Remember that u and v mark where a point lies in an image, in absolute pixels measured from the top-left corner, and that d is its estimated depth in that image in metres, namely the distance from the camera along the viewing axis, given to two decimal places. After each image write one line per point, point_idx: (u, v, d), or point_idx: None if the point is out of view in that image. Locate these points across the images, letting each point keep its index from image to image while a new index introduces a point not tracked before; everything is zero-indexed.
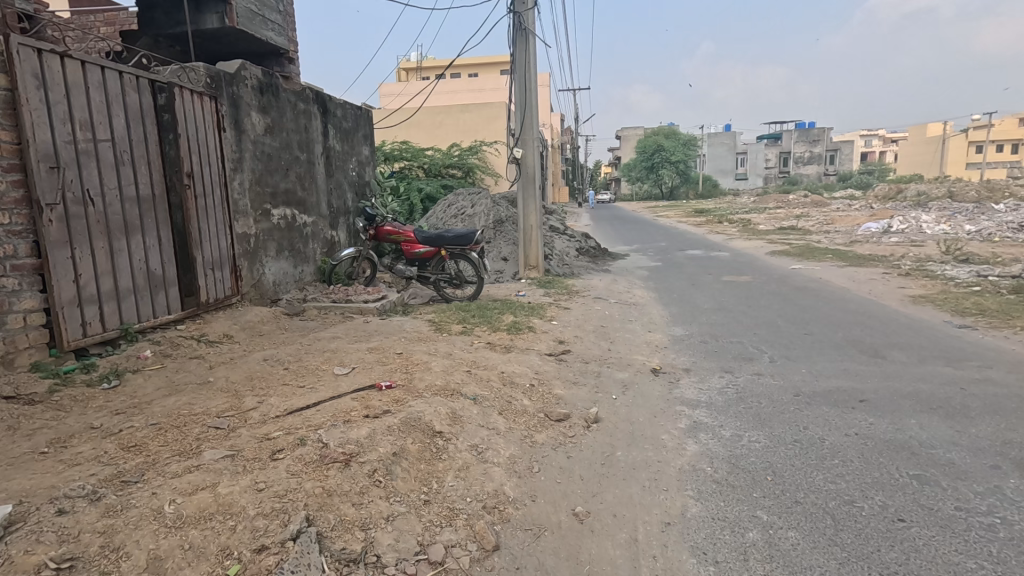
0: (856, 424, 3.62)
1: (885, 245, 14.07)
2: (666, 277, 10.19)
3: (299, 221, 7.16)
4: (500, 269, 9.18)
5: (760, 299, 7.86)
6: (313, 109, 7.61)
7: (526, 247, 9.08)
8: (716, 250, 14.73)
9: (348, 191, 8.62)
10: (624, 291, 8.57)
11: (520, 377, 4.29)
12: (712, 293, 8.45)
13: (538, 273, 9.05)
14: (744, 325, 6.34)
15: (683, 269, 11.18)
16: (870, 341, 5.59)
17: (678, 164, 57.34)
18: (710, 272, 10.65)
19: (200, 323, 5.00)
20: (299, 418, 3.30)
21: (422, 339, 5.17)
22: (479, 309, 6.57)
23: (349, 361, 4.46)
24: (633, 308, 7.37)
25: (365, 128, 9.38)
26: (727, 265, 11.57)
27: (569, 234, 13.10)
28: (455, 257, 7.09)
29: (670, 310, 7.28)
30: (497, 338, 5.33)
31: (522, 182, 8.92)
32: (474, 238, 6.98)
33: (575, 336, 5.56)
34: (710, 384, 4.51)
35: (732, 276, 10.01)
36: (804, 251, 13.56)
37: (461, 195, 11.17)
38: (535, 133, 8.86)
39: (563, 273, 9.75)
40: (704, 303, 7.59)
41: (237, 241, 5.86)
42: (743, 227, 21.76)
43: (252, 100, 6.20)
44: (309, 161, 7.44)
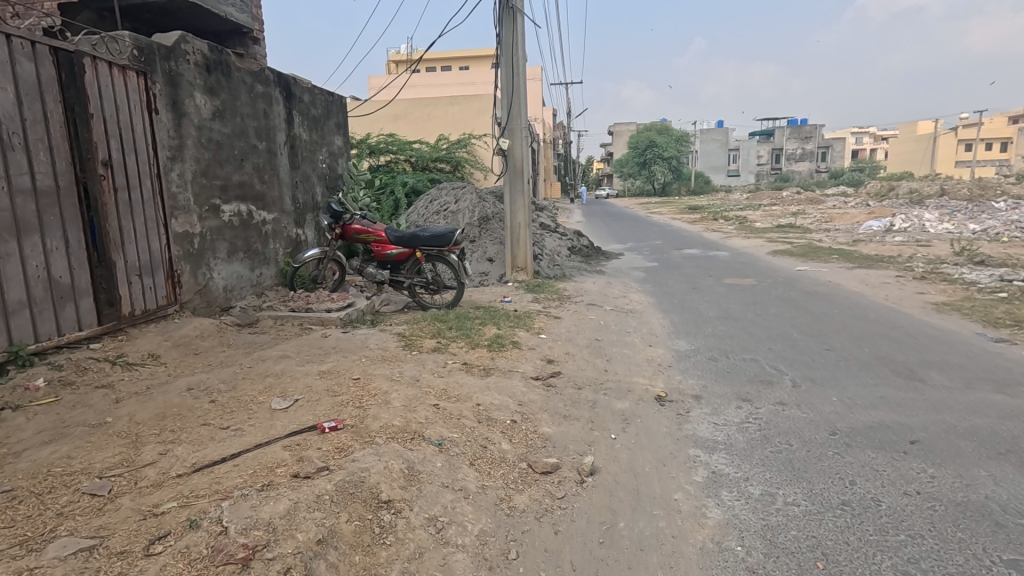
0: (914, 478, 2.91)
1: (890, 245, 13.43)
2: (664, 280, 9.48)
3: (257, 219, 6.35)
4: (485, 270, 8.42)
5: (769, 305, 7.17)
6: (275, 92, 6.79)
7: (513, 247, 8.33)
8: (714, 249, 14.06)
9: (317, 184, 7.80)
10: (620, 296, 7.83)
11: (498, 410, 3.55)
12: (715, 298, 7.74)
13: (527, 275, 8.32)
14: (756, 338, 5.63)
15: (682, 270, 10.47)
16: (902, 359, 4.88)
17: (671, 160, 56.74)
18: (710, 274, 9.94)
19: (121, 340, 4.21)
20: (206, 479, 2.54)
21: (387, 358, 4.40)
22: (457, 319, 5.81)
23: (293, 389, 3.69)
24: (631, 316, 6.63)
25: (339, 116, 8.55)
26: (728, 266, 10.85)
27: (561, 232, 12.34)
28: (432, 259, 6.32)
29: (671, 318, 6.56)
30: (475, 357, 4.58)
31: (509, 175, 8.16)
32: (453, 238, 6.20)
33: (566, 354, 4.83)
34: (727, 416, 3.78)
35: (735, 279, 9.30)
36: (807, 251, 12.89)
37: (445, 189, 10.39)
38: (523, 122, 8.09)
39: (554, 275, 9.01)
40: (709, 310, 6.87)
41: (175, 242, 5.05)
42: (740, 225, 21.11)
43: (196, 79, 5.39)
44: (270, 151, 6.63)
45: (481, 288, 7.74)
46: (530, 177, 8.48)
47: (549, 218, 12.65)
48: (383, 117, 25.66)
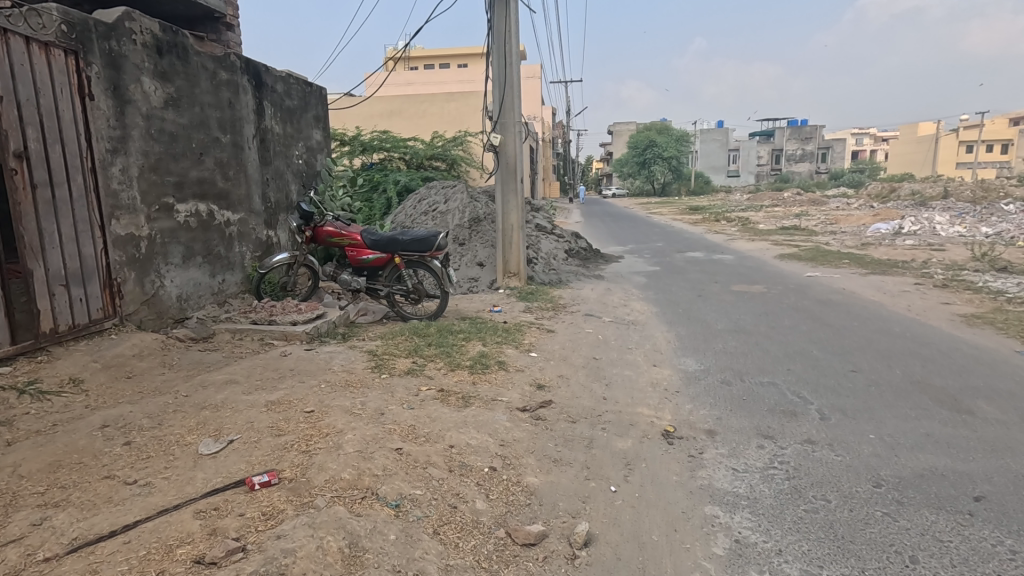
0: (991, 555, 2.31)
1: (902, 249, 12.85)
2: (667, 286, 8.88)
3: (219, 220, 5.74)
4: (474, 275, 7.82)
5: (783, 317, 6.57)
6: (243, 80, 6.17)
7: (505, 251, 7.73)
8: (718, 252, 13.46)
9: (292, 182, 7.19)
10: (620, 305, 7.24)
11: (475, 455, 2.95)
12: (723, 307, 7.14)
13: (519, 281, 7.72)
14: (772, 356, 5.03)
15: (686, 276, 9.86)
16: (942, 384, 4.28)
17: (671, 160, 56.19)
18: (717, 279, 9.34)
19: (38, 363, 3.61)
20: (79, 568, 1.94)
21: (351, 384, 3.80)
22: (439, 334, 5.21)
23: (229, 427, 3.09)
24: (632, 328, 6.04)
25: (318, 109, 7.93)
26: (735, 271, 10.25)
27: (558, 234, 11.73)
28: (412, 265, 5.70)
29: (676, 331, 5.97)
30: (454, 381, 3.98)
31: (501, 173, 7.55)
32: (436, 242, 5.58)
33: (559, 377, 4.23)
34: (748, 459, 3.19)
35: (743, 285, 8.71)
36: (816, 255, 12.30)
37: (434, 188, 9.77)
38: (517, 116, 7.49)
39: (550, 280, 8.41)
40: (717, 322, 6.28)
41: (115, 246, 4.45)
42: (743, 226, 20.50)
43: (145, 62, 4.78)
44: (236, 145, 6.02)
45: (470, 296, 7.13)
46: (523, 176, 7.88)
47: (545, 219, 12.02)
48: (378, 114, 25.03)
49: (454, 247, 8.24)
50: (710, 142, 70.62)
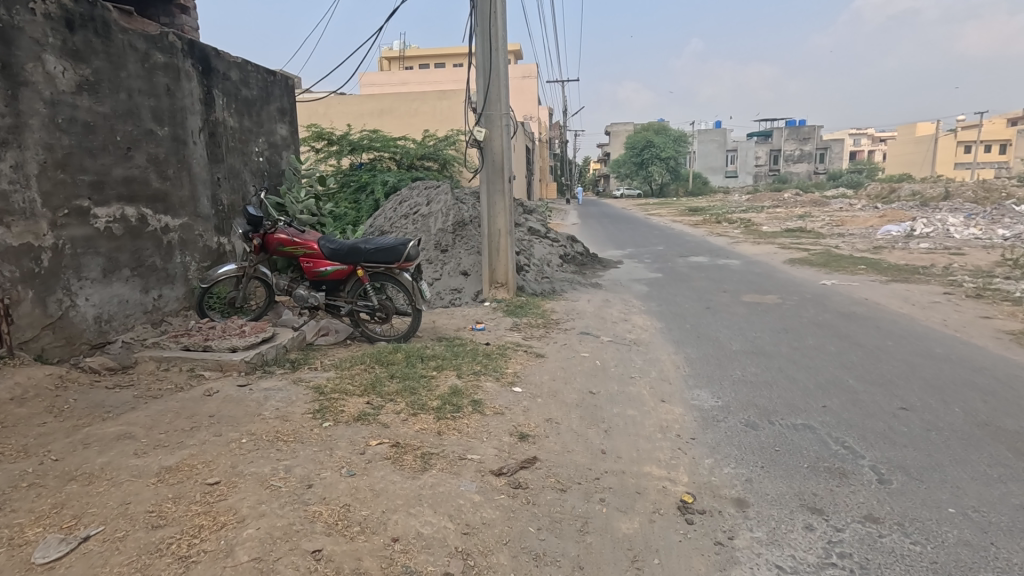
0: None
1: (917, 253, 12.08)
2: (669, 296, 8.08)
3: (153, 226, 4.92)
4: (457, 286, 7.02)
5: (806, 334, 5.77)
6: (186, 65, 5.36)
7: (492, 259, 6.93)
8: (723, 256, 12.67)
9: (250, 182, 6.36)
10: (620, 319, 6.43)
11: (426, 557, 2.15)
12: (735, 322, 6.34)
13: (507, 292, 6.93)
14: (800, 387, 4.24)
15: (691, 284, 9.07)
16: (1017, 429, 3.49)
17: (669, 160, 55.51)
18: (724, 287, 8.54)
19: None
20: None
21: (280, 438, 2.99)
22: (406, 361, 4.40)
23: (95, 510, 2.27)
24: (634, 349, 5.23)
25: (283, 100, 7.11)
26: (743, 278, 9.44)
27: (553, 238, 10.93)
28: (377, 279, 4.90)
29: (685, 353, 5.17)
30: (414, 431, 3.18)
31: (487, 173, 6.76)
32: (405, 252, 4.76)
33: (546, 422, 3.43)
34: (795, 549, 2.39)
35: (754, 295, 7.92)
36: (827, 259, 11.52)
37: (417, 188, 8.94)
38: (504, 108, 6.69)
39: (542, 290, 7.60)
40: (732, 342, 5.47)
41: (3, 259, 3.71)
42: (745, 228, 19.71)
43: (48, 37, 3.99)
44: (176, 139, 5.20)
45: (450, 311, 6.32)
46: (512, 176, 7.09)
47: (539, 222, 11.21)
48: (368, 113, 24.23)
49: (435, 254, 7.43)
50: (708, 143, 70.04)
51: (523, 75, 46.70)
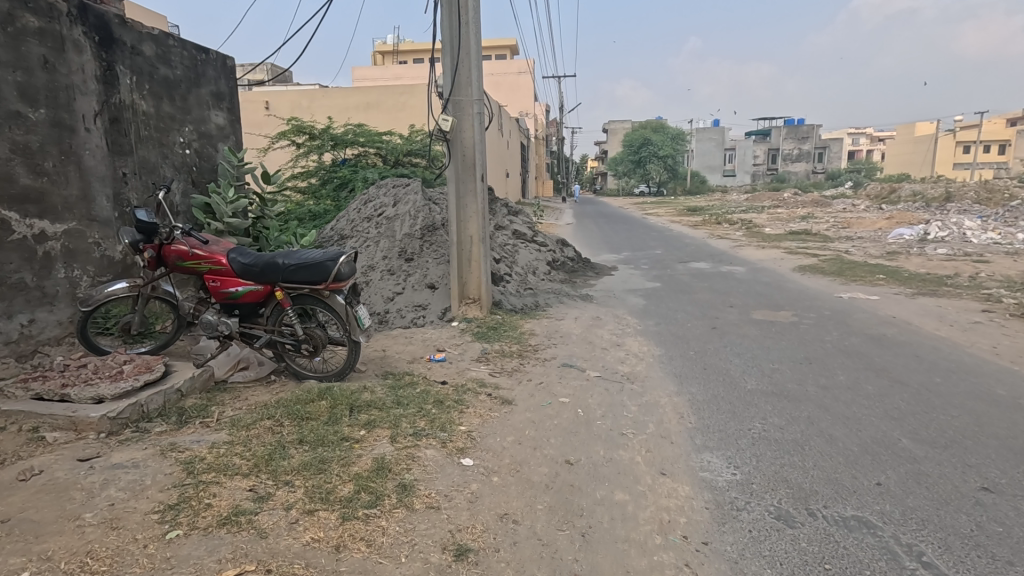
0: None
1: (937, 260, 11.09)
2: (667, 310, 7.09)
3: (21, 233, 3.91)
4: (422, 301, 6.01)
5: (834, 367, 4.78)
6: (74, 33, 4.34)
7: (462, 270, 5.92)
8: (726, 262, 11.68)
9: (171, 179, 5.33)
10: (611, 344, 5.43)
11: None
12: (746, 348, 5.36)
13: (479, 308, 5.93)
14: (841, 452, 3.25)
15: (693, 296, 8.08)
16: None
17: (666, 159, 54.58)
18: (730, 301, 7.55)
19: None
20: None
21: (87, 567, 1.98)
22: (330, 415, 3.38)
23: None
24: (626, 390, 4.23)
25: (220, 83, 6.08)
26: (751, 289, 8.45)
27: (540, 242, 9.92)
28: (302, 302, 3.88)
29: (690, 396, 4.17)
30: (301, 545, 2.18)
31: (455, 169, 5.73)
32: (337, 270, 3.73)
33: (499, 522, 2.43)
34: None
35: (765, 312, 6.92)
36: (840, 267, 10.53)
37: (383, 186, 7.90)
38: (475, 93, 5.66)
39: (522, 306, 6.59)
40: (745, 380, 4.48)
41: None
42: (748, 230, 18.75)
43: None
44: (58, 124, 4.18)
45: (408, 335, 5.31)
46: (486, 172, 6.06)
47: (526, 224, 10.17)
48: (354, 107, 23.18)
49: (399, 263, 6.42)
50: (706, 141, 69.15)
51: (519, 70, 45.67)
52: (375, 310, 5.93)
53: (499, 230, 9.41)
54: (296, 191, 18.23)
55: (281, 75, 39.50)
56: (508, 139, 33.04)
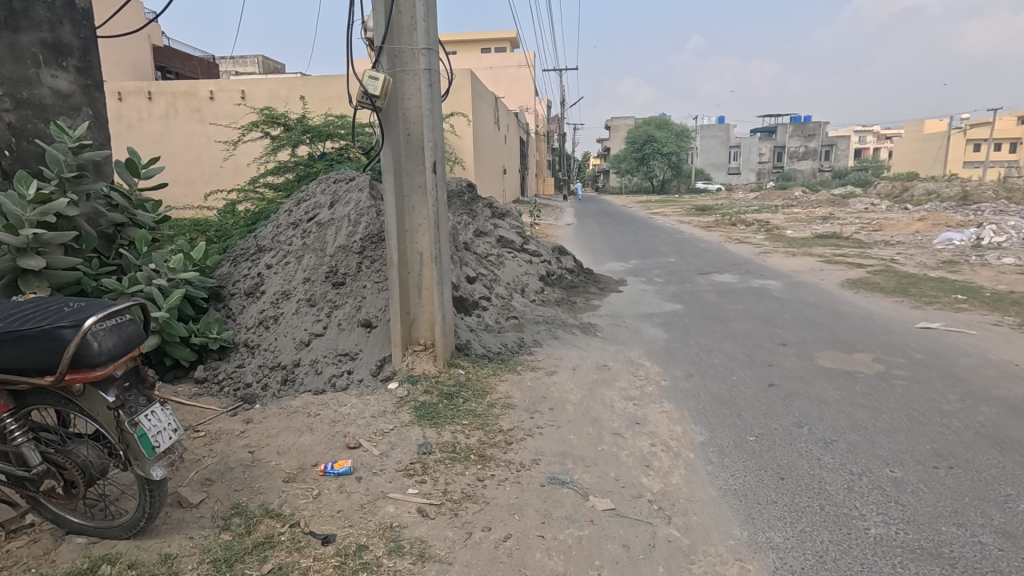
0: None
1: (1013, 274, 9.17)
2: (700, 352, 5.20)
3: None
4: (351, 348, 4.16)
5: (1000, 482, 2.89)
6: None
7: (406, 305, 4.06)
8: (756, 274, 9.79)
9: None
10: (625, 423, 3.56)
11: None
12: (835, 434, 3.47)
13: (432, 360, 4.05)
14: None
15: (728, 325, 6.21)
16: None
17: (671, 155, 52.48)
18: (781, 337, 5.65)
19: None
20: None
21: None
22: None
23: None
24: (660, 544, 2.36)
25: (62, 30, 4.21)
26: (799, 316, 6.58)
27: (532, 252, 8.08)
28: (37, 402, 2.00)
29: (775, 562, 2.31)
30: None
31: (393, 155, 3.82)
32: (88, 348, 1.84)
33: None
34: None
35: (835, 356, 5.05)
36: (899, 283, 8.62)
37: (322, 180, 6.01)
38: (422, 40, 3.72)
39: (498, 350, 4.72)
40: (862, 518, 2.60)
41: None
42: (769, 233, 16.81)
43: None
44: None
45: (313, 413, 3.43)
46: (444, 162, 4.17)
47: (515, 230, 8.29)
48: (337, 96, 21.30)
49: (324, 290, 4.56)
50: (711, 138, 67.10)
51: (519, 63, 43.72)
52: (280, 361, 4.09)
53: (479, 236, 7.54)
54: (266, 188, 16.36)
55: (270, 66, 37.60)
56: (506, 134, 31.14)
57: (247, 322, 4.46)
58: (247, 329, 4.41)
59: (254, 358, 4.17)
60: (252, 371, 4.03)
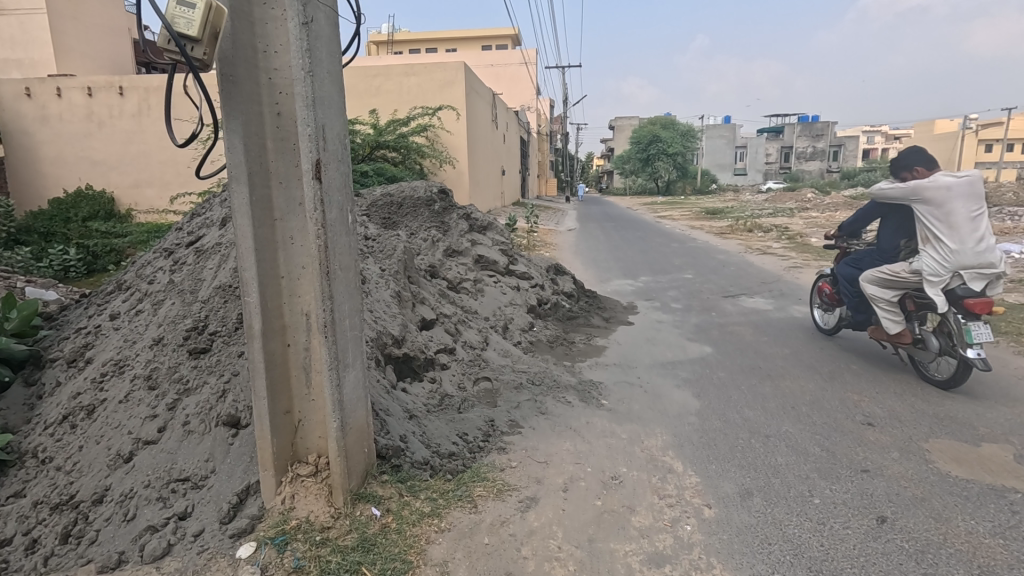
0: None
1: None
2: (753, 441, 3.54)
3: None
4: (195, 470, 2.50)
5: None
6: None
7: (282, 403, 2.42)
8: (793, 297, 8.11)
9: None
10: None
11: None
12: None
13: (324, 496, 2.42)
14: None
15: (779, 384, 4.55)
16: None
17: (677, 156, 50.86)
18: (862, 410, 4.00)
19: None
20: None
21: None
22: None
23: None
24: None
25: None
26: (872, 369, 4.91)
27: (518, 277, 6.45)
28: None
29: None
30: None
31: (243, 149, 2.17)
32: None
33: None
34: None
35: (957, 451, 3.38)
36: None
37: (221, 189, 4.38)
38: None
39: (450, 451, 3.08)
40: None
41: None
42: (792, 241, 15.08)
43: None
44: None
45: None
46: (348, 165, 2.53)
47: (499, 247, 6.65)
48: None
49: (175, 362, 2.92)
50: (717, 138, 65.33)
51: (521, 60, 41.99)
52: (72, 496, 2.44)
53: (450, 258, 5.90)
54: None
55: None
56: (505, 132, 29.47)
57: (49, 416, 2.83)
58: (45, 428, 2.78)
59: (35, 486, 2.52)
60: (19, 514, 2.39)
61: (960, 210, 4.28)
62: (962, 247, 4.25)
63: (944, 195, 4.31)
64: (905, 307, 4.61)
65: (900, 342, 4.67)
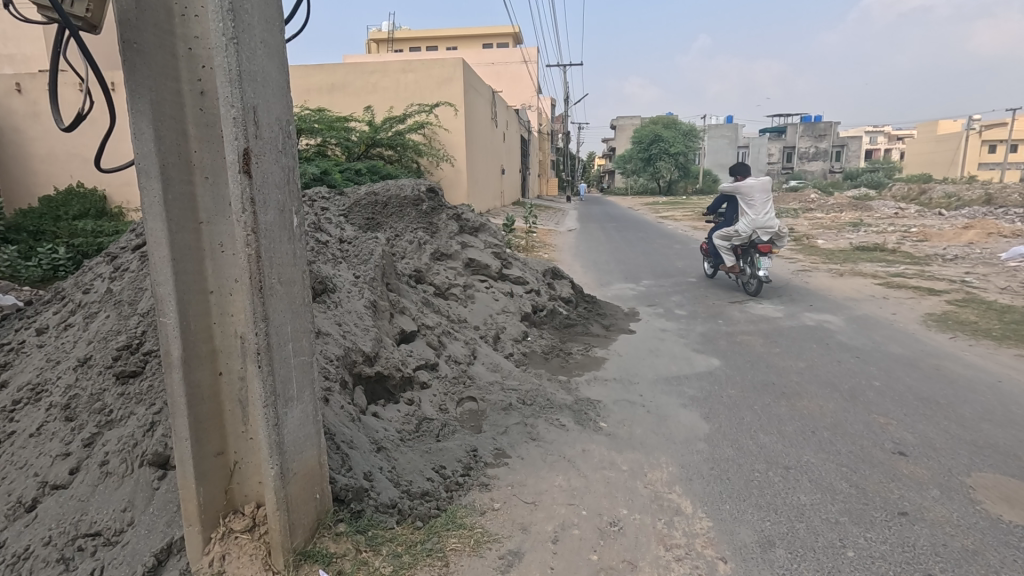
0: None
1: None
2: (771, 474, 3.12)
3: None
4: (109, 522, 2.09)
5: None
6: None
7: (210, 444, 2.00)
8: (803, 303, 7.69)
9: None
10: None
11: None
12: None
13: (261, 557, 2.00)
14: None
15: (797, 404, 4.13)
16: None
17: (679, 156, 50.43)
18: (891, 436, 3.57)
19: None
20: None
21: None
22: None
23: None
24: None
25: None
26: (897, 386, 4.48)
27: (512, 283, 6.03)
28: None
29: None
30: None
31: (153, 137, 1.76)
32: None
33: None
34: None
35: (1007, 488, 2.95)
36: (1002, 320, 6.50)
37: None
38: None
39: (423, 489, 2.66)
40: None
41: None
42: (798, 243, 14.66)
43: None
44: None
45: None
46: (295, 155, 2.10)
47: (492, 250, 6.22)
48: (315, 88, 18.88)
49: (99, 387, 2.50)
50: (719, 138, 64.88)
51: (521, 58, 41.58)
52: None
53: (437, 263, 5.48)
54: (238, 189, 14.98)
55: None
56: (505, 131, 29.04)
57: None
58: None
59: None
60: None
61: (759, 196, 8.21)
62: (759, 216, 8.20)
63: (749, 189, 8.29)
64: (737, 251, 8.43)
65: (733, 271, 8.52)
